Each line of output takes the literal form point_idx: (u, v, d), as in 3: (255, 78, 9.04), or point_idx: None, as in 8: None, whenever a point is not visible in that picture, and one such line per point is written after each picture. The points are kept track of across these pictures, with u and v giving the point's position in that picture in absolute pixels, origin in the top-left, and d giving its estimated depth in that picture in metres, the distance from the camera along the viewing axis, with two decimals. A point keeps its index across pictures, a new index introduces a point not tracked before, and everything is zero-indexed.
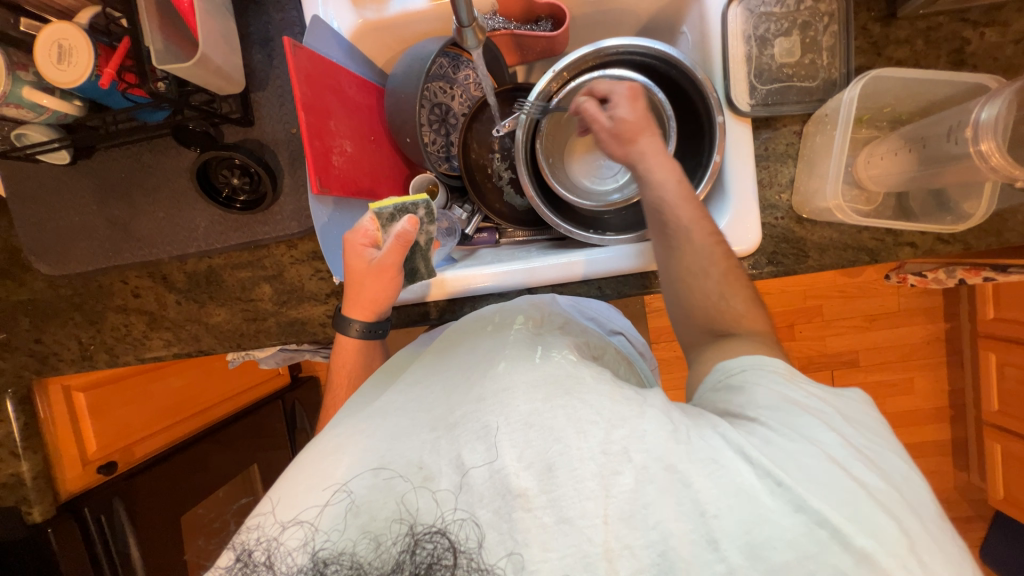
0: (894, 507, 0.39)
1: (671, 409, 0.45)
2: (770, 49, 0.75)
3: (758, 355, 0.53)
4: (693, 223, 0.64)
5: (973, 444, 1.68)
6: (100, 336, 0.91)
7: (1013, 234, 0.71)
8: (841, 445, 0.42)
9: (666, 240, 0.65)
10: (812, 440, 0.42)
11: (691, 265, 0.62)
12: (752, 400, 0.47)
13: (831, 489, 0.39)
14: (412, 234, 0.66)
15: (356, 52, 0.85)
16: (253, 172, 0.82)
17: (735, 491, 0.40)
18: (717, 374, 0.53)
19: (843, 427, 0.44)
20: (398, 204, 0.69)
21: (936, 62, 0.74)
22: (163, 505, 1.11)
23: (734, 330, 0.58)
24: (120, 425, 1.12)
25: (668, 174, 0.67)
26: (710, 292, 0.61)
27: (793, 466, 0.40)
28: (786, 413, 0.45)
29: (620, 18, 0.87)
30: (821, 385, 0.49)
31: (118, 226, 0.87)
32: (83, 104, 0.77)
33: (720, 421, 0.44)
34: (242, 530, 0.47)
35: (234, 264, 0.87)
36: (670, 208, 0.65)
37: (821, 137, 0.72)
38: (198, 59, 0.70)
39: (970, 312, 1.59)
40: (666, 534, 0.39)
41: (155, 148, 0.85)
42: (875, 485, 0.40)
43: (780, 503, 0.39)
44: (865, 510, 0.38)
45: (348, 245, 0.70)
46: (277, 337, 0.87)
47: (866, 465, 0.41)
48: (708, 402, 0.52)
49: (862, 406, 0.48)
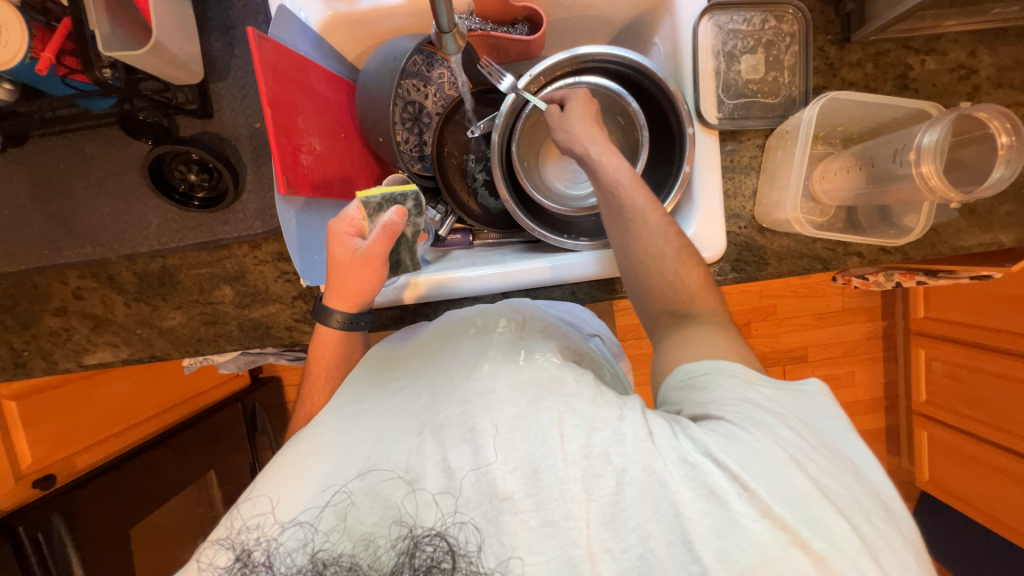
0: (845, 506, 0.41)
1: (648, 413, 0.46)
2: (737, 65, 0.78)
3: (721, 358, 0.52)
4: (647, 206, 0.62)
5: (904, 432, 1.84)
6: (36, 341, 0.83)
7: (944, 246, 0.78)
8: (802, 446, 0.43)
9: (622, 224, 0.63)
10: (773, 437, 0.43)
11: (603, 181, 0.65)
12: (716, 400, 0.47)
13: (788, 487, 0.40)
14: (400, 225, 0.64)
15: (325, 45, 0.81)
16: (212, 168, 0.77)
17: (705, 494, 0.41)
18: (679, 376, 0.52)
19: (801, 430, 0.45)
20: (387, 194, 0.68)
21: (884, 85, 0.79)
22: (107, 520, 1.03)
23: (709, 321, 0.58)
24: (60, 436, 1.05)
25: (621, 162, 0.65)
26: (665, 271, 0.60)
27: (755, 465, 0.41)
28: (747, 411, 0.45)
29: (595, 24, 0.88)
30: (779, 386, 0.50)
31: (56, 222, 0.80)
32: (14, 89, 0.69)
33: (687, 424, 0.45)
34: (237, 529, 0.45)
35: (192, 264, 0.82)
36: (625, 193, 0.63)
37: (782, 151, 0.76)
38: (152, 47, 0.65)
39: (904, 311, 1.74)
40: (644, 537, 0.41)
41: (99, 138, 0.78)
42: (830, 487, 0.41)
43: (747, 506, 0.40)
44: (819, 512, 0.39)
45: (330, 234, 0.66)
46: (239, 341, 0.83)
47: (822, 466, 0.42)
48: (672, 404, 0.51)
49: (820, 404, 0.49)
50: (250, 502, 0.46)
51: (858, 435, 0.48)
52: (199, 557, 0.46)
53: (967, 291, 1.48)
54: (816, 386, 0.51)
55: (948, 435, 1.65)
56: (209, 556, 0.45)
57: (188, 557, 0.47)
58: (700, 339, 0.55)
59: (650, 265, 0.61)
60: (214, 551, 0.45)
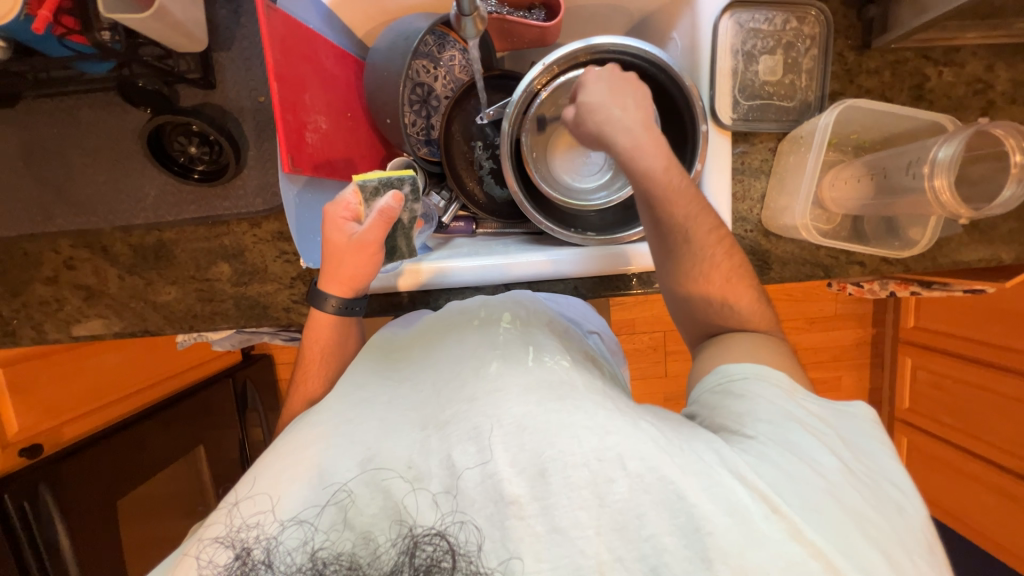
0: (877, 535, 0.42)
1: (669, 428, 0.46)
2: (755, 65, 0.77)
3: (761, 364, 0.54)
4: (689, 219, 0.61)
5: (884, 436, 1.88)
6: (26, 310, 0.81)
7: (945, 259, 0.79)
8: (839, 471, 0.44)
9: (666, 240, 0.63)
10: (811, 464, 0.44)
11: (643, 193, 0.62)
12: (755, 415, 0.48)
13: (823, 513, 0.42)
14: (396, 210, 0.63)
15: (335, 19, 0.79)
16: (214, 141, 0.74)
17: (732, 511, 0.41)
18: (717, 378, 0.55)
19: (840, 449, 0.47)
20: (384, 178, 0.66)
21: (900, 94, 0.78)
22: (95, 492, 1.03)
23: (755, 335, 0.60)
24: (48, 405, 1.03)
25: (657, 164, 0.61)
26: (712, 297, 0.62)
27: (789, 488, 0.43)
28: (787, 434, 0.47)
29: (613, 14, 0.85)
30: (822, 404, 0.51)
31: (49, 189, 0.77)
32: (8, 46, 0.64)
33: (719, 439, 0.46)
34: (235, 526, 0.44)
35: (189, 239, 0.80)
36: (665, 204, 0.61)
37: (795, 157, 0.75)
38: (155, 11, 0.62)
39: (894, 319, 1.77)
40: (659, 549, 0.41)
41: (96, 103, 0.75)
42: (866, 513, 0.42)
43: (774, 529, 0.40)
44: (852, 541, 0.41)
45: (326, 218, 0.65)
46: (235, 320, 0.82)
47: (858, 492, 0.44)
48: (708, 406, 0.53)
49: (861, 426, 0.50)
50: (250, 500, 0.45)
51: (896, 457, 0.48)
52: (198, 555, 0.44)
53: (958, 303, 1.51)
54: (861, 409, 0.51)
55: (928, 442, 1.69)
56: (209, 553, 0.44)
57: (183, 554, 0.46)
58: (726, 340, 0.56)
59: (692, 285, 0.63)
60: (213, 549, 0.44)
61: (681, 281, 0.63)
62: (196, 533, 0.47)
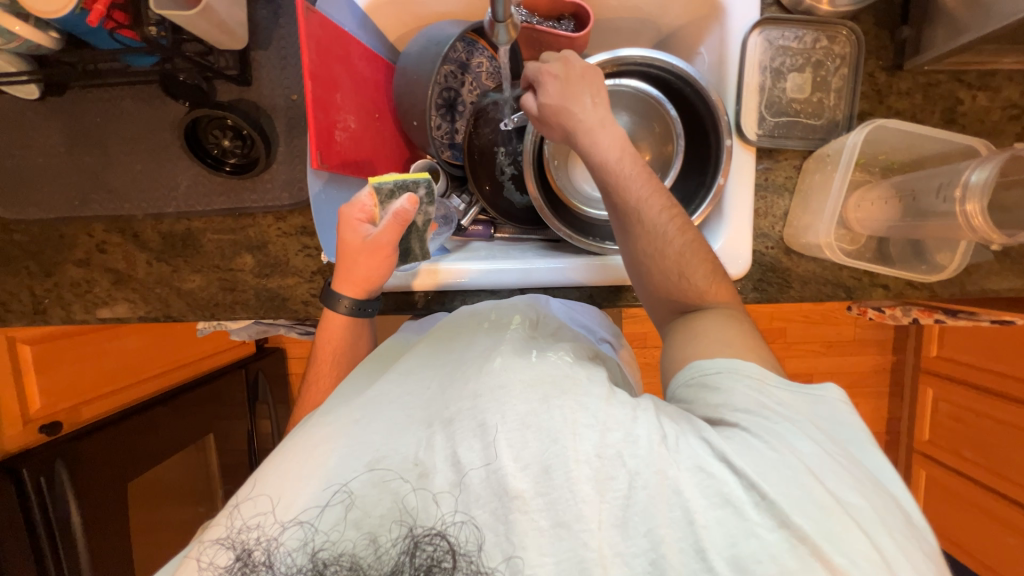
0: (865, 521, 0.40)
1: (663, 414, 0.45)
2: (783, 82, 0.77)
3: (734, 358, 0.51)
4: (643, 207, 0.62)
5: (901, 467, 1.82)
6: (57, 290, 0.84)
7: (973, 286, 0.77)
8: (818, 456, 0.42)
9: (624, 226, 0.64)
10: (787, 449, 0.42)
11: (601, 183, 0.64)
12: (726, 405, 0.47)
13: (807, 499, 0.40)
14: (411, 213, 0.63)
15: (369, 23, 0.81)
16: (247, 135, 0.77)
17: (722, 502, 0.41)
18: (689, 373, 0.53)
19: (816, 434, 0.45)
20: (399, 180, 0.64)
21: (931, 117, 0.77)
22: (107, 472, 1.05)
23: (726, 315, 0.58)
24: (68, 385, 1.05)
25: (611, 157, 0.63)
26: (671, 272, 0.61)
27: (771, 473, 0.41)
28: (763, 420, 0.45)
29: (642, 27, 0.86)
30: (794, 389, 0.49)
31: (88, 175, 0.80)
32: (60, 37, 0.70)
33: (702, 426, 0.44)
34: (236, 528, 0.45)
35: (216, 229, 0.82)
36: (619, 194, 0.63)
37: (820, 175, 0.74)
38: (201, 9, 0.64)
39: (916, 348, 1.72)
40: (657, 542, 0.40)
41: (138, 95, 0.78)
42: (850, 500, 0.41)
43: (764, 516, 0.40)
44: (840, 527, 0.39)
45: (342, 219, 0.66)
46: (255, 311, 0.83)
47: (841, 478, 0.42)
48: (682, 401, 0.52)
49: (837, 410, 0.48)
50: (250, 502, 0.46)
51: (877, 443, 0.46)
52: (198, 556, 0.45)
53: (984, 334, 1.46)
54: (834, 392, 0.49)
55: (948, 476, 1.63)
56: (209, 555, 0.45)
57: (187, 556, 0.46)
58: (716, 336, 0.55)
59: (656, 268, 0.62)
60: (214, 550, 0.45)
61: (649, 266, 0.63)
62: (198, 535, 0.48)
